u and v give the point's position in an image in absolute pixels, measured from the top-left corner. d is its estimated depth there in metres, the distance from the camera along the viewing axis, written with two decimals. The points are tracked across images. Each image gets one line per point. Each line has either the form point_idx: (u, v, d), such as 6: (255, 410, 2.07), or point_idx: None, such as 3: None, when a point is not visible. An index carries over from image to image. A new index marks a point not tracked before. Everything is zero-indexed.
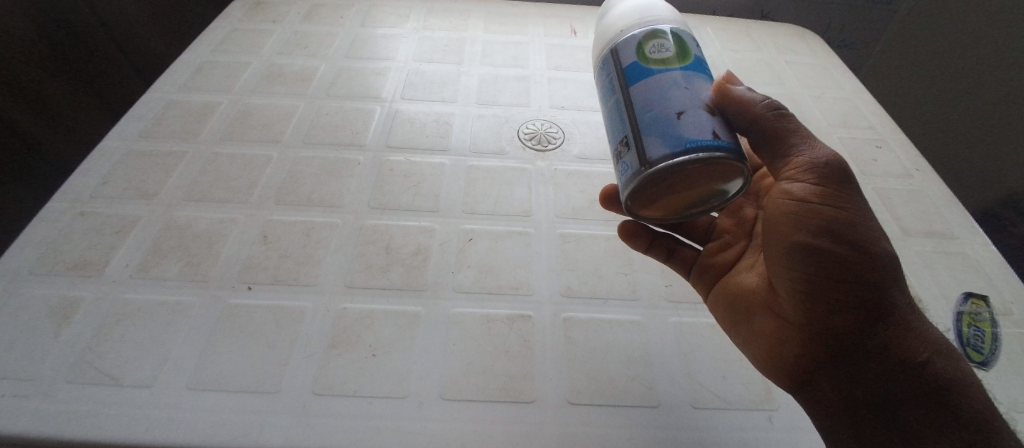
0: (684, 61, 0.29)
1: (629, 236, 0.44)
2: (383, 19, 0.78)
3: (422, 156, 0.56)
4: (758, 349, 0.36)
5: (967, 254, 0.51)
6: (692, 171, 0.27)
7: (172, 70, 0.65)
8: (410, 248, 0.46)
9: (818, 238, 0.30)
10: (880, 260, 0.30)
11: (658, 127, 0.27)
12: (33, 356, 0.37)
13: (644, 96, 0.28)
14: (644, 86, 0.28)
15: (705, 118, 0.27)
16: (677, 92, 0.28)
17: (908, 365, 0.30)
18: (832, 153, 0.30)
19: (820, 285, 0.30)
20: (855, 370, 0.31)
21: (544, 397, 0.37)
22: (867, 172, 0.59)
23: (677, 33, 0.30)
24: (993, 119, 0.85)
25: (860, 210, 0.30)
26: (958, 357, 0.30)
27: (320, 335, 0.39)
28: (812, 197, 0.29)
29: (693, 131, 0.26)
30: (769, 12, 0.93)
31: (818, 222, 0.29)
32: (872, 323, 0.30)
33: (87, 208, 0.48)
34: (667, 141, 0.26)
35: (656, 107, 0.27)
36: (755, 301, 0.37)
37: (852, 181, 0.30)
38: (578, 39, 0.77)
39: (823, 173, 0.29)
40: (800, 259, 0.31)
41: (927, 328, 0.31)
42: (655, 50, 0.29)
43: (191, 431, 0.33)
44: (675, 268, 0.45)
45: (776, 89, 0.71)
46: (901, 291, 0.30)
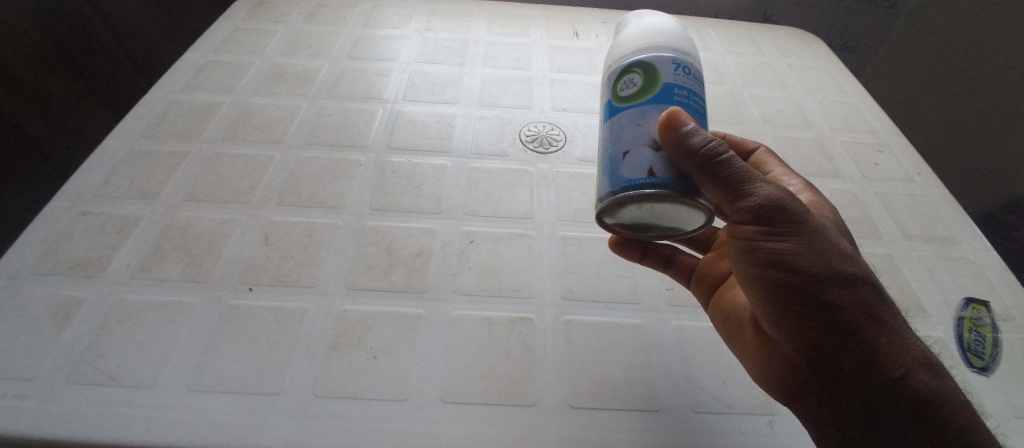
0: (648, 94, 0.30)
1: (620, 247, 0.44)
2: (386, 19, 0.78)
3: (424, 157, 0.56)
4: (748, 364, 0.37)
5: (969, 259, 0.51)
6: (637, 207, 0.29)
7: (175, 69, 0.65)
8: (412, 250, 0.46)
9: (768, 271, 0.30)
10: (830, 290, 0.28)
11: (608, 167, 0.30)
12: (33, 356, 0.37)
13: (609, 135, 0.32)
14: (610, 126, 0.32)
15: (647, 155, 0.28)
16: (630, 129, 0.30)
17: (884, 383, 0.28)
18: (772, 189, 0.28)
19: (780, 311, 0.31)
20: (831, 389, 0.30)
21: (544, 400, 0.37)
22: (868, 176, 0.59)
23: (649, 62, 0.31)
24: (993, 124, 0.85)
25: (810, 241, 0.28)
26: (938, 370, 0.29)
27: (321, 336, 0.39)
28: (756, 235, 0.29)
29: (631, 171, 0.29)
30: (772, 16, 0.93)
31: (766, 257, 0.29)
32: (836, 348, 0.29)
33: (88, 208, 0.48)
34: (610, 181, 0.30)
35: (612, 146, 0.31)
36: (744, 315, 0.38)
37: (796, 213, 0.28)
38: (581, 41, 0.77)
39: (764, 212, 0.28)
40: (758, 286, 0.31)
41: (904, 342, 0.29)
42: (625, 87, 0.32)
43: (191, 432, 0.33)
44: (675, 277, 0.45)
45: (778, 92, 0.71)
46: (865, 315, 0.29)
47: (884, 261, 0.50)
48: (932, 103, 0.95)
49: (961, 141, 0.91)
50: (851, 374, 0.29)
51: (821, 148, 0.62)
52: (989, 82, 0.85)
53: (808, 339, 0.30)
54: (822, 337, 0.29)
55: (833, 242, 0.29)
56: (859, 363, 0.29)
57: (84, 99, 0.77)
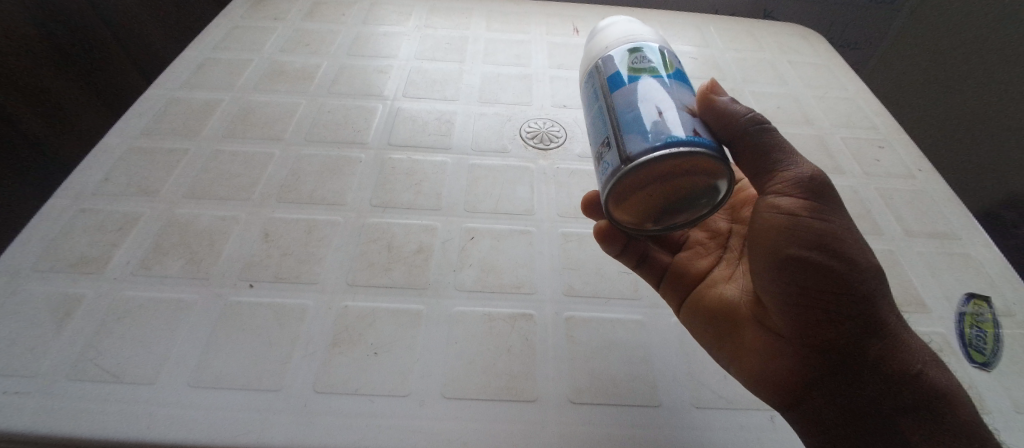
0: (663, 73, 0.32)
1: (604, 238, 0.42)
2: (385, 17, 0.78)
3: (424, 155, 0.56)
4: (746, 366, 0.36)
5: (970, 255, 0.50)
6: (678, 170, 0.27)
7: (173, 66, 0.65)
8: (412, 247, 0.46)
9: (813, 253, 0.29)
10: (867, 275, 0.30)
11: (637, 126, 0.28)
12: (35, 353, 0.37)
13: (628, 100, 0.30)
14: (625, 93, 0.30)
15: (685, 119, 0.28)
16: (656, 96, 0.29)
17: (904, 375, 0.29)
18: (814, 168, 0.31)
19: (811, 298, 0.30)
20: (854, 382, 0.30)
21: (545, 396, 0.37)
22: (871, 172, 0.59)
23: (657, 50, 0.33)
24: (998, 114, 0.84)
25: (846, 224, 0.30)
26: (942, 366, 0.31)
27: (321, 335, 0.39)
28: (801, 210, 0.30)
29: (671, 128, 0.27)
30: (771, 11, 0.94)
31: (810, 236, 0.30)
32: (867, 336, 0.30)
33: (87, 205, 0.48)
34: (648, 137, 0.27)
35: (636, 109, 0.29)
36: (739, 314, 0.37)
37: (833, 194, 0.31)
38: (580, 38, 0.77)
39: (808, 187, 0.30)
40: (788, 273, 0.30)
41: (914, 339, 0.31)
42: (637, 63, 0.32)
43: (192, 428, 0.33)
44: (644, 275, 0.44)
45: (778, 89, 0.71)
46: (890, 305, 0.30)
47: (885, 257, 0.50)
48: (935, 94, 0.94)
49: (967, 133, 0.89)
50: (875, 364, 0.30)
51: (821, 144, 0.62)
52: (994, 71, 0.83)
53: (841, 329, 0.30)
54: (854, 325, 0.30)
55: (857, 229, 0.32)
56: (883, 352, 0.30)
57: (84, 99, 0.77)
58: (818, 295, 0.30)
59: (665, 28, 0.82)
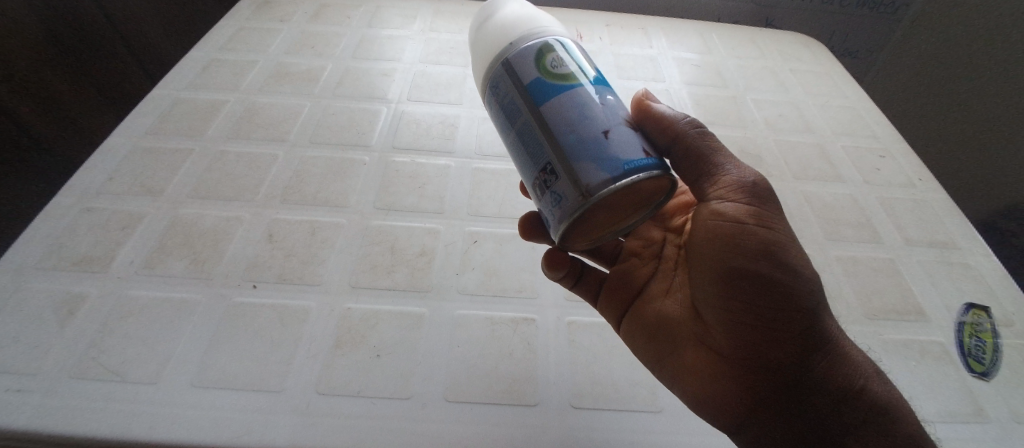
0: (585, 75, 0.29)
1: (553, 267, 0.40)
2: (389, 20, 0.78)
3: (427, 158, 0.56)
4: (693, 384, 0.35)
5: (969, 264, 0.51)
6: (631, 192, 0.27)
7: (180, 66, 0.65)
8: (415, 250, 0.46)
9: (757, 262, 0.32)
10: (808, 282, 0.32)
11: (589, 150, 0.26)
12: (37, 351, 0.37)
13: (566, 116, 0.27)
14: (559, 108, 0.27)
15: (630, 137, 0.27)
16: (594, 110, 0.27)
17: (846, 386, 0.31)
18: (754, 174, 0.34)
19: (759, 310, 0.32)
20: (801, 393, 0.32)
21: (546, 401, 0.37)
22: (870, 181, 0.59)
23: (568, 43, 0.29)
24: (994, 136, 0.89)
25: (786, 233, 0.33)
26: (883, 377, 0.33)
27: (326, 334, 0.39)
28: (745, 216, 0.32)
29: (624, 152, 0.26)
30: (774, 20, 0.95)
31: (756, 243, 0.32)
32: (811, 346, 0.32)
33: (93, 204, 0.48)
34: (606, 167, 0.25)
35: (580, 129, 0.26)
36: (682, 332, 0.37)
37: (772, 199, 0.34)
38: (584, 43, 0.77)
39: (750, 194, 0.33)
40: (738, 286, 0.32)
41: (854, 350, 0.33)
42: (556, 64, 0.28)
43: (194, 429, 0.33)
44: (582, 293, 0.43)
45: (780, 97, 0.71)
46: (828, 314, 0.33)
47: (886, 266, 0.50)
48: (931, 111, 0.97)
49: (962, 150, 0.94)
50: (821, 374, 0.31)
51: (822, 152, 0.62)
52: (993, 94, 0.87)
53: (788, 339, 0.32)
54: (802, 335, 0.31)
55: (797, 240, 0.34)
56: (829, 363, 0.32)
57: (88, 97, 0.78)
58: (768, 305, 0.31)
59: (670, 34, 0.82)
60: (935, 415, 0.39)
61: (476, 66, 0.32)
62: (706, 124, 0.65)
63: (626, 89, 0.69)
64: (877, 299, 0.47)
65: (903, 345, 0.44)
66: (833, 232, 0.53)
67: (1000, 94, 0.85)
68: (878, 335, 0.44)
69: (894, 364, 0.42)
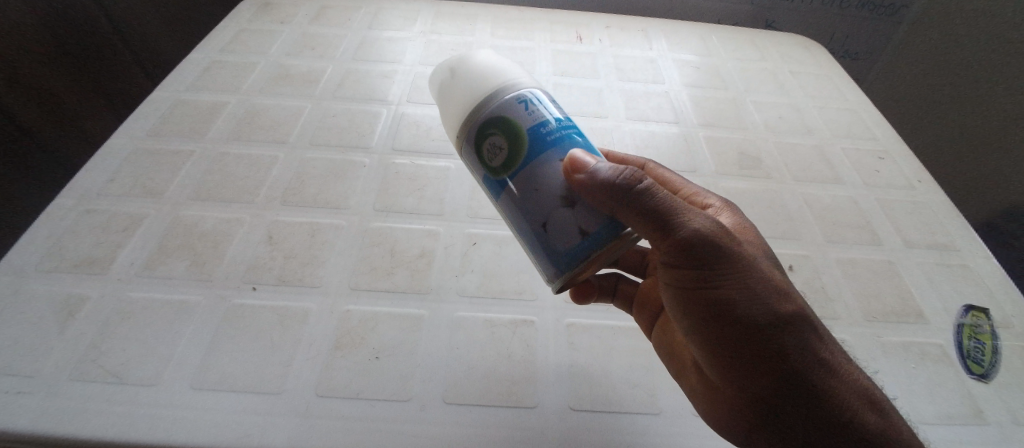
0: (519, 154, 0.29)
1: (580, 296, 0.43)
2: (390, 22, 0.78)
3: (427, 160, 0.56)
4: (697, 409, 0.36)
5: (969, 266, 0.51)
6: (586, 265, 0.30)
7: (182, 67, 0.66)
8: (415, 252, 0.47)
9: (711, 321, 0.30)
10: (768, 337, 0.29)
11: (537, 245, 0.30)
12: (37, 353, 0.37)
13: (513, 207, 0.30)
14: (506, 205, 0.31)
15: (567, 220, 0.29)
16: (533, 200, 0.29)
17: (833, 428, 0.28)
18: (705, 224, 0.29)
19: (719, 362, 0.31)
20: (786, 436, 0.30)
21: (545, 402, 0.37)
22: (870, 184, 0.59)
23: (496, 120, 0.29)
24: (988, 135, 0.87)
25: (744, 287, 0.29)
26: (884, 412, 0.29)
27: (325, 336, 0.40)
28: (693, 277, 0.30)
29: (562, 242, 0.29)
30: (774, 22, 0.96)
31: (708, 304, 0.30)
32: (782, 396, 0.29)
33: (93, 205, 0.48)
34: (551, 258, 0.30)
35: (526, 220, 0.30)
36: (686, 355, 0.38)
37: (728, 251, 0.29)
38: (584, 45, 0.77)
39: (699, 253, 0.29)
40: (699, 339, 0.32)
41: (846, 388, 0.30)
42: (493, 154, 0.30)
43: (193, 431, 0.33)
44: (620, 306, 0.45)
45: (780, 99, 0.71)
46: (807, 360, 0.29)
47: (885, 268, 0.50)
48: (932, 111, 0.97)
49: (960, 150, 0.93)
50: (802, 418, 0.29)
51: (822, 154, 0.62)
52: (992, 92, 0.86)
53: (758, 386, 0.30)
54: (765, 387, 0.30)
55: (766, 278, 0.30)
56: (810, 406, 0.29)
57: (91, 99, 0.79)
58: (724, 361, 0.31)
59: (670, 36, 0.82)
60: (934, 417, 0.39)
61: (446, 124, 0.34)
62: (706, 125, 0.65)
63: (625, 91, 0.69)
64: (877, 301, 0.47)
65: (902, 348, 0.44)
66: (833, 234, 0.53)
67: (994, 92, 0.85)
68: (877, 337, 0.44)
69: (893, 366, 0.42)
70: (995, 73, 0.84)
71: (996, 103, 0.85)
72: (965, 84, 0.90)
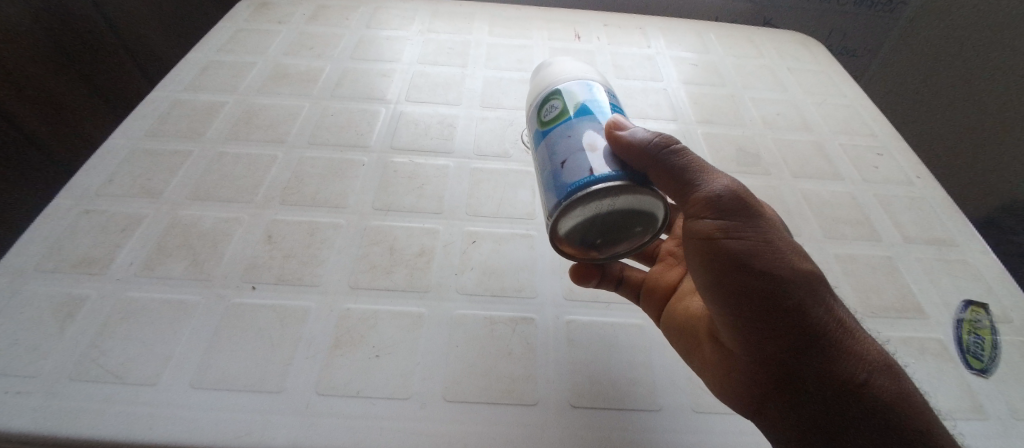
0: (568, 113, 0.33)
1: (581, 277, 0.43)
2: (387, 21, 0.78)
3: (426, 158, 0.56)
4: (712, 380, 0.36)
5: (967, 261, 0.51)
6: (591, 209, 0.29)
7: (178, 67, 0.65)
8: (414, 250, 0.47)
9: (732, 274, 0.30)
10: (790, 289, 0.29)
11: (550, 181, 0.31)
12: (36, 353, 0.37)
13: (545, 155, 0.33)
14: (541, 150, 0.34)
15: (585, 159, 0.30)
16: (562, 144, 0.31)
17: (846, 387, 0.28)
18: (728, 185, 0.31)
19: (739, 318, 0.31)
20: (799, 397, 0.30)
21: (545, 399, 0.37)
22: (868, 179, 0.59)
23: (565, 91, 0.35)
24: (993, 122, 0.86)
25: (765, 241, 0.30)
26: (896, 374, 0.29)
27: (322, 336, 0.39)
28: (715, 232, 0.30)
29: (572, 175, 0.29)
30: (771, 19, 0.96)
31: (727, 258, 0.30)
32: (803, 351, 0.29)
33: (92, 206, 0.48)
34: (555, 192, 0.30)
35: (547, 163, 0.32)
36: (700, 330, 0.38)
37: (749, 209, 0.30)
38: (581, 43, 0.77)
39: (722, 207, 0.30)
40: (720, 296, 0.31)
41: (860, 346, 0.30)
42: (549, 113, 0.34)
43: (194, 429, 0.33)
44: (625, 294, 0.44)
45: (778, 95, 0.71)
46: (825, 316, 0.29)
47: (884, 264, 0.50)
48: (936, 102, 0.96)
49: (960, 141, 0.93)
50: (818, 375, 0.29)
51: (820, 150, 0.62)
52: (994, 82, 0.85)
53: (775, 344, 0.30)
54: (788, 340, 0.29)
55: (784, 238, 0.31)
56: (825, 365, 0.29)
57: (85, 98, 0.78)
58: (745, 315, 0.30)
59: (668, 34, 0.82)
60: (936, 410, 0.39)
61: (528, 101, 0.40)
62: (704, 122, 0.65)
63: (624, 88, 0.69)
64: (876, 296, 0.47)
65: (901, 343, 0.44)
66: (832, 230, 0.53)
67: (990, 85, 0.86)
68: (876, 332, 0.44)
69: (895, 360, 0.42)
70: (991, 65, 0.85)
71: (994, 97, 0.85)
72: (963, 76, 0.90)
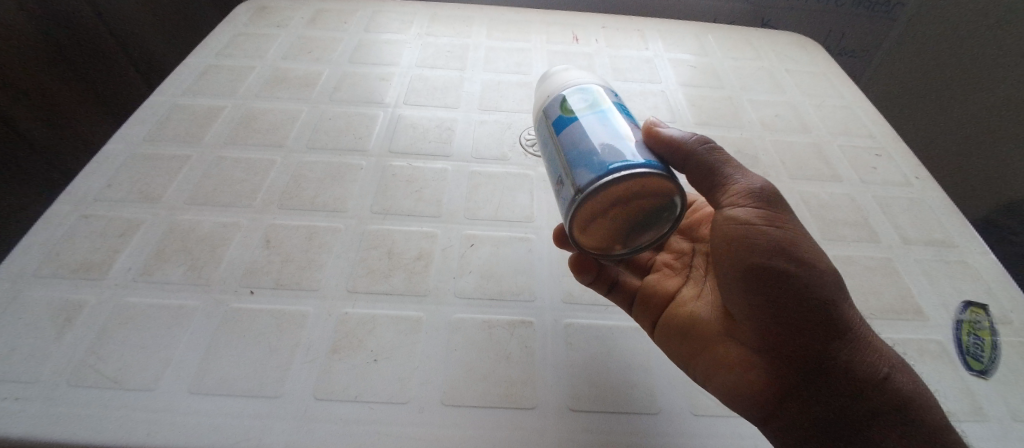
0: (599, 107, 0.34)
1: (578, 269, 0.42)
2: (386, 25, 0.79)
3: (424, 162, 0.56)
4: (726, 380, 0.34)
5: (967, 262, 0.51)
6: (626, 190, 0.29)
7: (178, 72, 0.66)
8: (413, 253, 0.47)
9: (771, 260, 0.30)
10: (824, 278, 0.30)
11: (582, 160, 0.30)
12: (34, 358, 0.37)
13: (572, 137, 0.32)
14: (567, 132, 0.33)
15: (625, 146, 0.30)
16: (596, 130, 0.31)
17: (872, 381, 0.29)
18: (764, 182, 0.34)
19: (774, 306, 0.31)
20: (825, 389, 0.30)
21: (544, 403, 0.37)
22: (867, 181, 0.59)
23: (593, 89, 0.35)
24: (996, 126, 0.86)
25: (800, 233, 0.32)
26: (911, 374, 0.31)
27: (321, 340, 0.39)
28: (756, 219, 0.32)
29: (612, 156, 0.29)
30: (769, 20, 0.97)
31: (766, 244, 0.31)
32: (833, 340, 0.30)
33: (91, 210, 0.48)
34: (591, 169, 0.29)
35: (579, 144, 0.31)
36: (710, 332, 0.37)
37: (783, 205, 0.33)
38: (580, 46, 0.78)
39: (760, 198, 0.32)
40: (755, 283, 0.31)
41: (879, 344, 0.31)
42: (576, 103, 0.34)
43: (192, 434, 0.33)
44: (617, 300, 0.43)
45: (776, 97, 0.71)
46: (852, 310, 0.31)
47: (883, 265, 0.50)
48: (937, 101, 0.96)
49: (960, 143, 0.93)
50: (847, 365, 0.30)
51: (819, 152, 0.62)
52: (996, 86, 0.85)
53: (811, 331, 0.30)
54: (822, 328, 0.30)
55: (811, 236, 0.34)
56: (851, 357, 0.30)
57: (84, 102, 0.79)
58: (782, 301, 0.30)
59: (667, 36, 0.82)
60: None
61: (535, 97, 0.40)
62: (703, 124, 0.65)
63: (623, 91, 0.69)
64: (875, 298, 0.47)
65: (901, 345, 0.43)
66: (831, 232, 0.53)
67: (994, 89, 0.85)
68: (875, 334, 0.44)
69: None
70: (995, 69, 0.85)
71: (997, 101, 0.85)
72: (965, 80, 0.90)
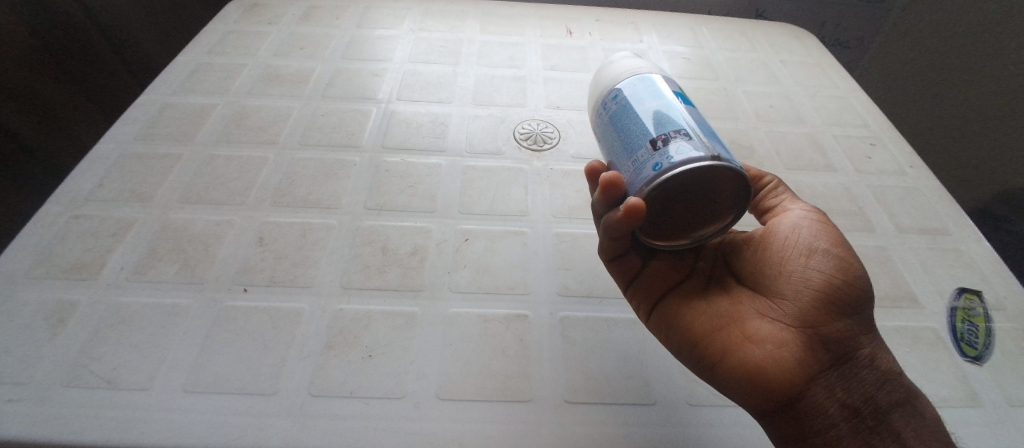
0: None
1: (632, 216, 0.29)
2: (379, 21, 0.78)
3: (418, 157, 0.56)
4: (762, 358, 0.32)
5: (961, 250, 0.51)
6: (741, 185, 0.30)
7: (168, 71, 0.65)
8: (407, 249, 0.46)
9: (837, 249, 0.34)
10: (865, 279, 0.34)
11: (716, 143, 0.30)
12: (28, 359, 0.36)
13: (700, 121, 0.32)
14: (693, 114, 0.33)
15: None
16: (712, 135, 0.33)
17: (891, 373, 0.32)
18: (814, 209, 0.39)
19: (838, 283, 0.32)
20: (855, 371, 0.32)
21: (541, 396, 0.37)
22: (862, 171, 0.59)
23: None
24: (987, 114, 0.86)
25: None
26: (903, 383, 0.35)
27: (316, 337, 0.39)
28: (824, 221, 0.36)
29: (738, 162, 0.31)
30: (763, 11, 0.97)
31: (832, 238, 0.34)
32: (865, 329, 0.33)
33: (82, 211, 0.48)
34: (731, 156, 0.30)
35: (711, 131, 0.31)
36: (736, 316, 0.35)
37: None
38: (574, 40, 0.77)
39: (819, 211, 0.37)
40: (824, 263, 0.33)
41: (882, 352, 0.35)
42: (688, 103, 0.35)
43: (188, 432, 0.33)
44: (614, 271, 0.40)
45: (771, 88, 0.71)
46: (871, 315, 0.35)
47: (878, 254, 0.50)
48: (930, 90, 0.96)
49: (953, 132, 0.92)
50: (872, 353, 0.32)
51: (814, 142, 0.62)
52: (985, 75, 0.85)
53: (858, 314, 0.33)
54: (862, 315, 0.33)
55: None
56: (876, 349, 0.33)
57: (80, 105, 0.78)
58: (845, 281, 0.32)
59: (661, 29, 0.82)
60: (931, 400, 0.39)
61: (622, 63, 0.38)
62: None
63: None
64: None
65: (896, 333, 0.44)
66: None
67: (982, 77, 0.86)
68: None
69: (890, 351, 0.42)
70: (982, 57, 0.85)
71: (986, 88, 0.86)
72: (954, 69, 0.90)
